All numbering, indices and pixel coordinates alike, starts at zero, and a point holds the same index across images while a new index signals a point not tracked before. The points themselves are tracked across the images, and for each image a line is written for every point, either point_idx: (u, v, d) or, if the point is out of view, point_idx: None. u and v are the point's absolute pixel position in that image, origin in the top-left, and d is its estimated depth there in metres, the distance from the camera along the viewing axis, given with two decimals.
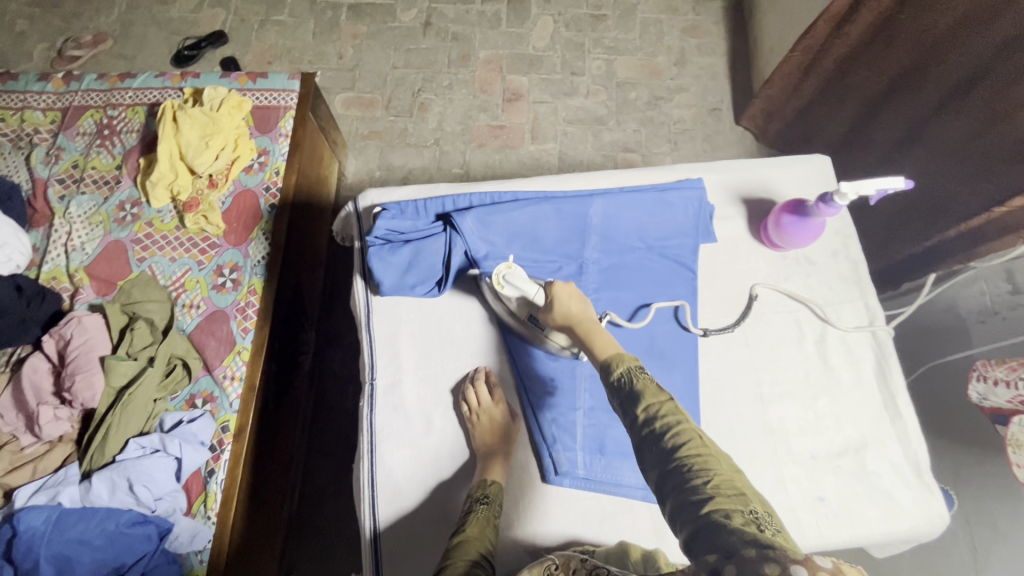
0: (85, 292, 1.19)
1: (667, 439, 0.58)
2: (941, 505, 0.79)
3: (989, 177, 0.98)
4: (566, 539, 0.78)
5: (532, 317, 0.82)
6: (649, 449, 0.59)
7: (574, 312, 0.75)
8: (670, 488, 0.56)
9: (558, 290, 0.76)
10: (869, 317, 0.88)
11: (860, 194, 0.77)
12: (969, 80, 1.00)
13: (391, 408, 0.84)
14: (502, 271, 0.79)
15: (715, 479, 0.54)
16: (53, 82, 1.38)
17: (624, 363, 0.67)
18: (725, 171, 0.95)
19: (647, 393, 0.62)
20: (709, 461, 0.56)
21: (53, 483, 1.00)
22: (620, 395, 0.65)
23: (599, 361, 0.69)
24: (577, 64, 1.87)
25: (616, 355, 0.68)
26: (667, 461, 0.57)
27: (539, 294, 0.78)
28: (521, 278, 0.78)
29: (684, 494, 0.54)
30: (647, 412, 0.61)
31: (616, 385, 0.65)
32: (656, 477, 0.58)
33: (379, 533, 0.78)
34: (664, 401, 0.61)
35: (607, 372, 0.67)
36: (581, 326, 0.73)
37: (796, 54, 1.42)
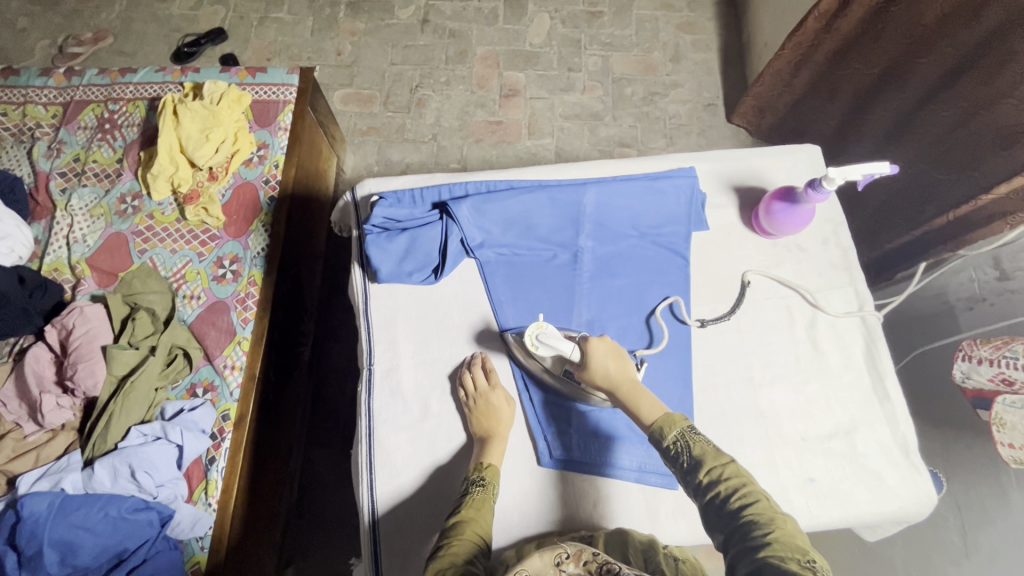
0: (87, 283, 1.21)
1: (733, 500, 0.62)
2: (928, 485, 0.81)
3: (974, 166, 1.00)
4: (560, 520, 0.80)
5: (566, 372, 0.81)
6: (714, 511, 0.63)
7: (613, 373, 0.76)
8: (734, 543, 0.60)
9: (595, 348, 0.76)
10: (859, 302, 0.90)
11: (849, 178, 0.79)
12: (954, 71, 1.02)
13: (389, 393, 0.85)
14: (535, 332, 0.79)
15: (778, 533, 0.58)
16: (54, 77, 1.40)
17: (674, 425, 0.70)
18: (717, 160, 0.97)
19: (706, 455, 0.66)
20: (773, 520, 0.60)
21: (56, 470, 1.01)
22: (677, 459, 0.68)
23: (647, 428, 0.72)
24: (574, 59, 1.89)
25: (665, 419, 0.71)
26: (733, 520, 0.61)
27: (575, 352, 0.76)
28: (553, 338, 0.77)
29: (747, 546, 0.58)
30: (710, 476, 0.65)
31: (671, 448, 0.68)
32: (722, 537, 0.61)
33: (377, 514, 0.80)
34: (725, 463, 0.65)
35: (659, 439, 0.70)
36: (622, 389, 0.75)
37: (786, 52, 1.44)
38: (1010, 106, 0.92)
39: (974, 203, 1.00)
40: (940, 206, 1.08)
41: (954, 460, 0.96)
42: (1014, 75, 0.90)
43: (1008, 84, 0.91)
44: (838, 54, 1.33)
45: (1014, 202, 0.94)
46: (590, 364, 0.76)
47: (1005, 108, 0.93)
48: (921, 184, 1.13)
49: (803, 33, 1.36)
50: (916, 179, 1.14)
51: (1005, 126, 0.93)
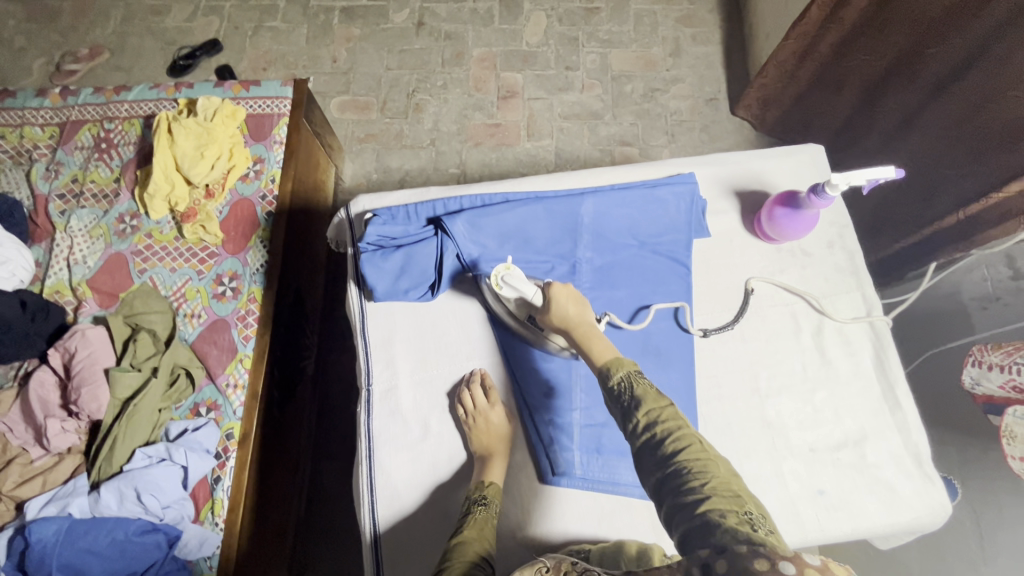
0: (89, 305, 1.21)
1: (667, 444, 0.58)
2: (943, 494, 0.79)
3: (982, 160, 0.97)
4: (565, 538, 0.78)
5: (532, 318, 0.82)
6: (647, 455, 0.60)
7: (571, 315, 0.74)
8: (667, 491, 0.56)
9: (558, 293, 0.75)
10: (867, 307, 0.87)
11: (852, 185, 0.76)
12: (961, 63, 0.98)
13: (388, 413, 0.84)
14: (500, 272, 0.78)
15: (712, 480, 0.54)
16: (50, 98, 1.40)
17: (623, 367, 0.67)
18: (718, 165, 0.94)
19: (647, 398, 0.62)
20: (707, 465, 0.56)
21: (62, 494, 1.02)
22: (618, 401, 0.64)
23: (596, 368, 0.69)
24: (571, 58, 1.86)
25: (614, 360, 0.68)
26: (665, 465, 0.57)
27: (537, 294, 0.77)
28: (519, 279, 0.77)
29: (679, 495, 0.54)
30: (647, 417, 0.61)
31: (615, 389, 0.65)
32: (655, 483, 0.58)
33: (379, 535, 0.79)
34: (663, 406, 0.62)
35: (606, 378, 0.66)
36: (578, 330, 0.73)
37: (791, 41, 1.41)
38: (1018, 99, 0.89)
39: (985, 201, 0.96)
40: (950, 203, 1.05)
41: (970, 464, 0.94)
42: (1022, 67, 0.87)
43: (1015, 76, 0.88)
44: (842, 45, 1.29)
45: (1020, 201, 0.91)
46: (550, 305, 0.75)
47: (1012, 101, 0.90)
48: (928, 179, 1.10)
49: (806, 23, 1.33)
50: (922, 174, 1.11)
51: (1013, 119, 0.90)
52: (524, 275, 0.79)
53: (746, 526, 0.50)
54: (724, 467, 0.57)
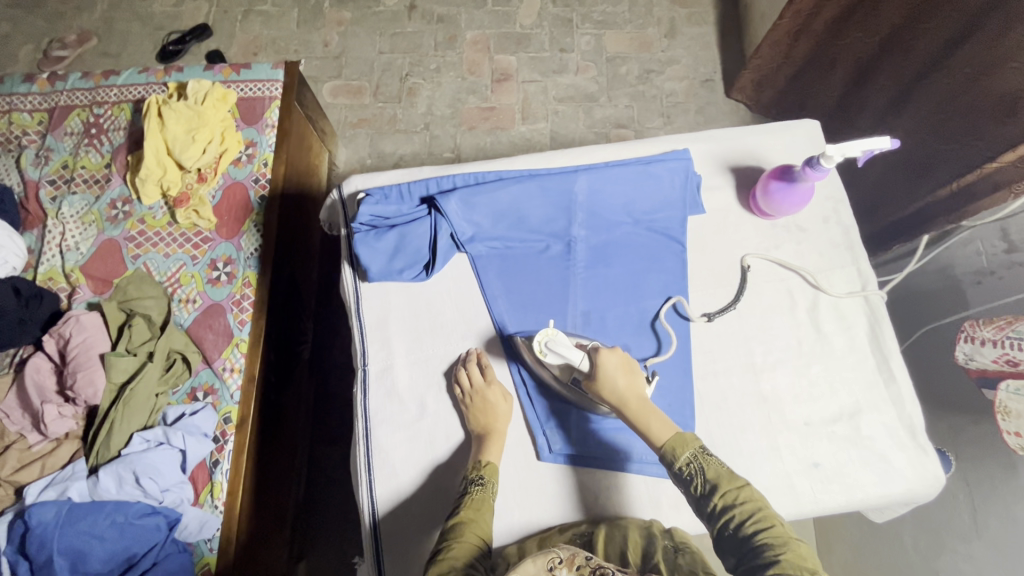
0: (82, 291, 1.20)
1: (747, 527, 0.62)
2: (936, 465, 0.80)
3: (977, 134, 0.96)
4: (561, 513, 0.79)
5: (576, 381, 0.79)
6: (727, 536, 0.63)
7: (622, 387, 0.74)
8: (748, 568, 0.60)
9: (607, 360, 0.74)
10: (861, 282, 0.87)
11: (847, 156, 0.76)
12: (956, 36, 0.97)
13: (385, 392, 0.85)
14: (543, 339, 0.76)
15: (789, 555, 0.58)
16: (38, 83, 1.38)
17: (687, 447, 0.69)
18: (712, 141, 0.94)
19: (720, 480, 0.65)
20: (786, 543, 0.60)
21: (61, 478, 1.02)
22: (690, 483, 0.67)
23: (657, 449, 0.71)
24: (565, 40, 1.84)
25: (676, 439, 0.70)
26: (747, 546, 0.61)
27: (584, 361, 0.75)
28: (563, 346, 0.75)
29: (761, 571, 0.58)
30: (724, 501, 0.64)
31: (684, 472, 0.68)
32: (736, 562, 0.62)
33: (378, 514, 0.80)
34: (740, 487, 0.64)
35: (670, 462, 0.69)
36: (632, 407, 0.72)
37: (784, 22, 1.39)
38: (1013, 71, 0.88)
39: (979, 172, 0.95)
40: (944, 176, 1.03)
41: (963, 437, 0.95)
42: (1018, 38, 0.86)
43: (1012, 48, 0.87)
44: (837, 23, 1.28)
45: (1014, 171, 0.91)
46: (600, 376, 0.74)
47: (1008, 73, 0.89)
48: (922, 154, 1.09)
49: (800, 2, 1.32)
50: (917, 148, 1.09)
51: (1009, 91, 0.89)
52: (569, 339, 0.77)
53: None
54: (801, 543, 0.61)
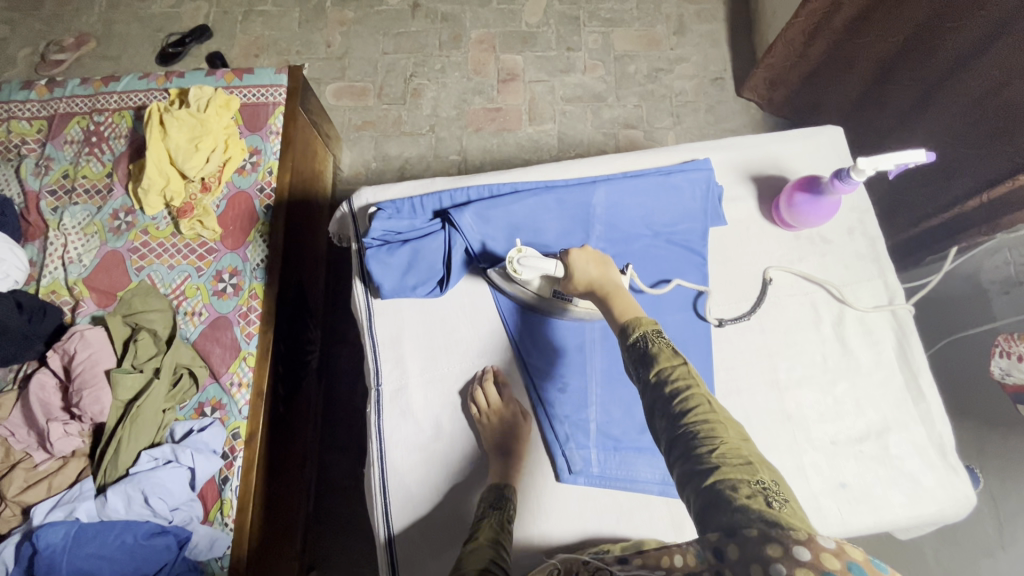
0: (86, 305, 1.18)
1: (678, 406, 0.57)
2: (967, 485, 0.77)
3: (1009, 140, 0.93)
4: (583, 537, 0.77)
5: (554, 292, 0.82)
6: (659, 414, 0.58)
7: (594, 274, 0.74)
8: (677, 453, 0.55)
9: (577, 257, 0.75)
10: (888, 295, 0.85)
11: (879, 169, 0.73)
12: (986, 38, 0.94)
13: (400, 413, 0.82)
14: (515, 256, 0.79)
15: (721, 445, 0.53)
16: (36, 90, 1.35)
17: (640, 326, 0.65)
18: (733, 149, 0.91)
19: (657, 357, 0.60)
20: (717, 424, 0.55)
21: (69, 498, 1.01)
22: (631, 357, 0.62)
23: (618, 325, 0.67)
24: (573, 38, 1.80)
25: (633, 317, 0.67)
26: (676, 425, 0.56)
27: (558, 267, 0.76)
28: (534, 258, 0.77)
29: (690, 461, 0.54)
30: (658, 377, 0.59)
31: (630, 345, 0.63)
32: (664, 439, 0.57)
33: (393, 539, 0.78)
34: (675, 363, 0.59)
35: (623, 335, 0.65)
36: (603, 290, 0.72)
37: (800, 20, 1.35)
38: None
39: (1011, 183, 0.92)
40: (974, 183, 1.00)
41: (990, 451, 0.93)
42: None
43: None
44: (857, 21, 1.24)
45: None
46: (573, 273, 0.75)
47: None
48: (948, 159, 1.06)
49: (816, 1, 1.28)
50: (943, 152, 1.07)
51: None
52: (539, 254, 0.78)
53: (758, 500, 0.49)
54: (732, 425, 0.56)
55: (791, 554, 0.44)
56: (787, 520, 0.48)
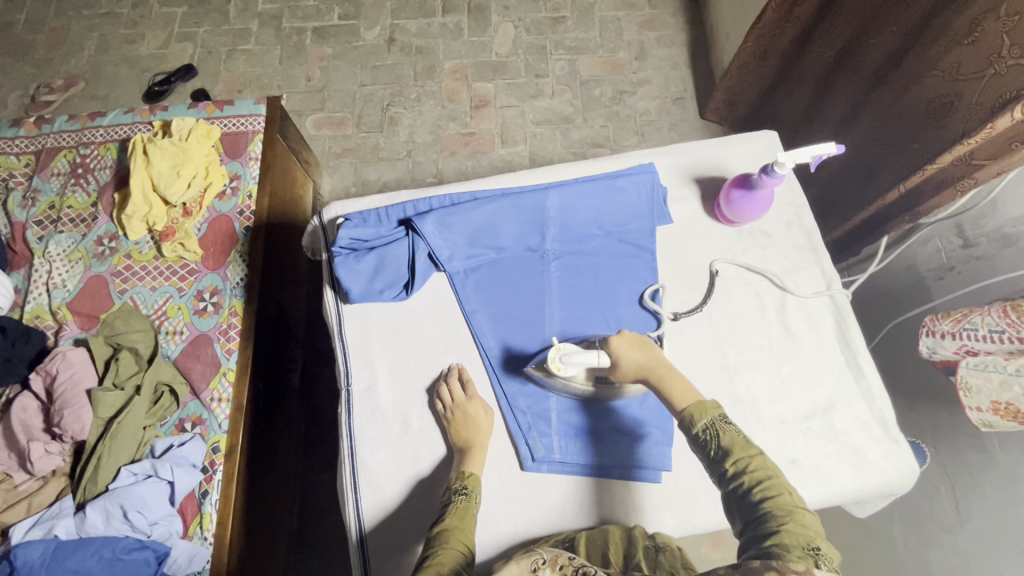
0: (69, 328, 1.21)
1: (754, 492, 0.63)
2: (910, 456, 0.82)
3: (913, 139, 1.01)
4: (548, 523, 0.80)
5: (599, 377, 0.82)
6: (735, 498, 0.65)
7: (641, 359, 0.77)
8: (746, 531, 0.62)
9: (619, 346, 0.78)
10: (826, 282, 0.91)
11: (799, 161, 0.81)
12: (897, 50, 1.02)
13: (368, 411, 0.86)
14: (556, 355, 0.79)
15: (787, 526, 0.59)
16: (25, 127, 1.41)
17: (706, 413, 0.70)
18: (677, 154, 0.98)
19: (734, 447, 0.67)
20: (795, 514, 0.61)
21: (48, 517, 1.01)
22: (706, 451, 0.69)
23: (679, 413, 0.73)
24: (540, 66, 1.91)
25: (696, 405, 0.72)
26: (751, 509, 0.63)
27: (602, 357, 0.77)
28: (577, 353, 0.78)
29: (756, 535, 0.60)
30: (736, 466, 0.66)
31: (699, 437, 0.69)
32: (741, 524, 0.63)
33: (365, 531, 0.80)
34: (752, 455, 0.66)
35: (689, 425, 0.71)
36: (655, 374, 0.76)
37: (751, 43, 1.44)
38: (935, 78, 0.94)
39: (922, 174, 0.99)
40: (889, 179, 1.09)
41: (941, 433, 0.98)
42: (943, 47, 0.91)
43: (934, 57, 0.93)
44: (799, 41, 1.33)
45: (959, 169, 0.94)
46: (619, 360, 0.78)
47: (930, 80, 0.95)
48: (869, 158, 1.14)
49: (762, 23, 1.37)
50: (881, 155, 1.10)
51: (938, 95, 0.94)
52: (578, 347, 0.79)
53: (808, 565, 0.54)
54: (811, 519, 0.61)
55: None
56: None
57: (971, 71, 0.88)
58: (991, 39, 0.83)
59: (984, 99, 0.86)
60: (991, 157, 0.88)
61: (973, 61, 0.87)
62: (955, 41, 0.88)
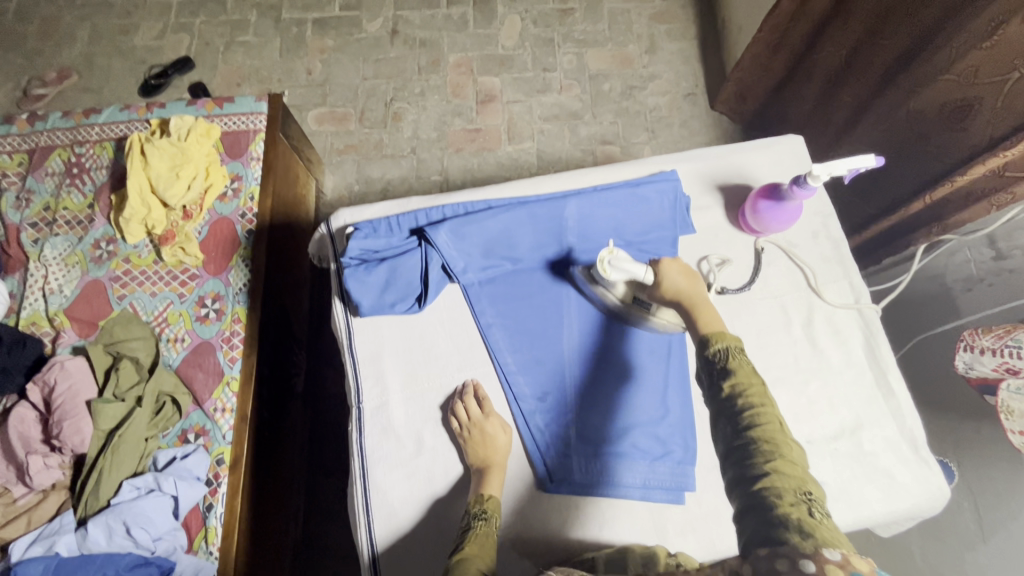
0: (67, 335, 1.18)
1: (745, 418, 0.60)
2: (940, 478, 0.79)
3: (929, 141, 1.00)
4: (569, 550, 0.77)
5: (638, 298, 0.83)
6: (724, 424, 0.62)
7: (685, 287, 0.74)
8: (733, 462, 0.59)
9: (668, 267, 0.76)
10: (855, 295, 0.88)
11: (833, 174, 0.77)
12: (910, 51, 1.00)
13: (380, 430, 0.83)
14: (606, 257, 0.79)
15: (777, 460, 0.56)
16: (17, 124, 1.36)
17: (722, 339, 0.67)
18: (699, 160, 0.94)
19: (739, 372, 0.63)
20: (782, 447, 0.57)
21: (48, 533, 0.98)
22: (709, 367, 0.66)
23: (699, 336, 0.69)
24: (548, 59, 1.85)
25: (717, 332, 0.68)
26: (739, 437, 0.59)
27: (649, 272, 0.77)
28: (627, 261, 0.78)
29: (745, 469, 0.57)
30: (732, 389, 0.62)
31: (710, 358, 0.66)
32: (722, 448, 0.61)
33: (378, 555, 0.78)
34: (752, 382, 0.63)
35: (703, 346, 0.67)
36: (691, 301, 0.73)
37: (765, 34, 1.39)
38: (949, 82, 0.92)
39: (950, 184, 0.96)
40: (910, 183, 1.07)
41: (965, 449, 0.96)
42: (956, 50, 0.89)
43: (944, 61, 0.91)
44: (814, 35, 1.28)
45: (991, 182, 0.91)
46: (661, 280, 0.76)
47: (944, 85, 0.93)
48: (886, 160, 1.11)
49: (778, 13, 1.31)
50: (901, 159, 1.07)
51: (954, 98, 0.92)
52: (629, 258, 0.79)
53: (800, 510, 0.51)
54: (797, 454, 0.58)
55: (800, 566, 0.44)
56: (826, 533, 0.49)
57: (990, 75, 0.86)
58: (1013, 44, 0.80)
59: (1011, 105, 0.84)
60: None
61: (992, 65, 0.85)
62: (971, 45, 0.86)
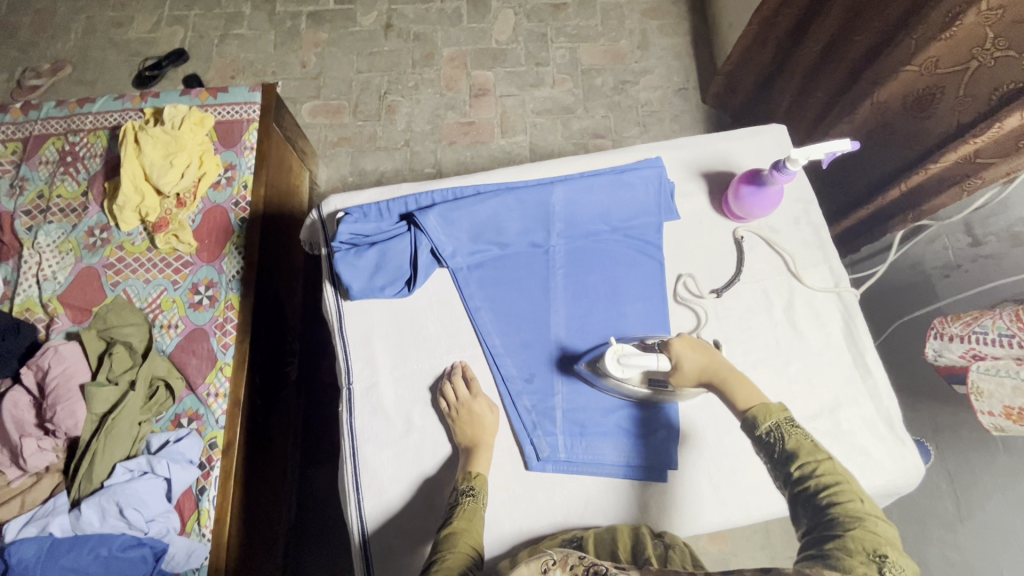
0: (61, 321, 1.19)
1: (821, 494, 0.61)
2: (915, 456, 0.81)
3: (899, 129, 1.02)
4: (554, 526, 0.79)
5: (652, 380, 0.79)
6: (800, 502, 0.62)
7: (704, 362, 0.75)
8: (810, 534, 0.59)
9: (680, 349, 0.75)
10: (834, 280, 0.90)
11: (811, 158, 0.79)
12: (879, 44, 1.03)
13: (370, 410, 0.84)
14: (614, 356, 0.76)
15: (856, 533, 0.56)
16: (11, 112, 1.37)
17: (771, 415, 0.68)
18: (684, 148, 0.96)
19: (800, 450, 0.64)
20: (863, 522, 0.57)
21: (42, 514, 1.00)
22: (769, 451, 0.67)
23: (741, 414, 0.71)
24: (541, 54, 1.87)
25: (760, 407, 0.70)
26: (817, 512, 0.60)
27: (661, 360, 0.74)
28: (636, 356, 0.75)
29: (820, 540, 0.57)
30: (802, 471, 0.63)
31: (764, 437, 0.68)
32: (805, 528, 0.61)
33: (367, 531, 0.79)
34: (821, 459, 0.63)
35: (752, 427, 0.69)
36: (719, 375, 0.74)
37: (754, 27, 1.40)
38: (910, 74, 0.94)
39: (924, 172, 0.97)
40: (885, 171, 1.09)
41: (943, 433, 0.98)
42: (917, 41, 0.91)
43: (904, 52, 0.94)
44: (798, 29, 1.31)
45: (964, 168, 0.92)
46: (680, 364, 0.75)
47: (906, 75, 0.95)
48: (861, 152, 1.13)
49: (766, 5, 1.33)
50: (875, 151, 1.09)
51: (920, 87, 0.95)
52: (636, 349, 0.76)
53: None
54: (883, 532, 0.57)
55: None
56: None
57: (951, 65, 0.88)
58: (972, 33, 0.83)
59: (974, 93, 0.87)
60: (997, 156, 0.87)
61: (952, 55, 0.87)
62: (930, 37, 0.88)
